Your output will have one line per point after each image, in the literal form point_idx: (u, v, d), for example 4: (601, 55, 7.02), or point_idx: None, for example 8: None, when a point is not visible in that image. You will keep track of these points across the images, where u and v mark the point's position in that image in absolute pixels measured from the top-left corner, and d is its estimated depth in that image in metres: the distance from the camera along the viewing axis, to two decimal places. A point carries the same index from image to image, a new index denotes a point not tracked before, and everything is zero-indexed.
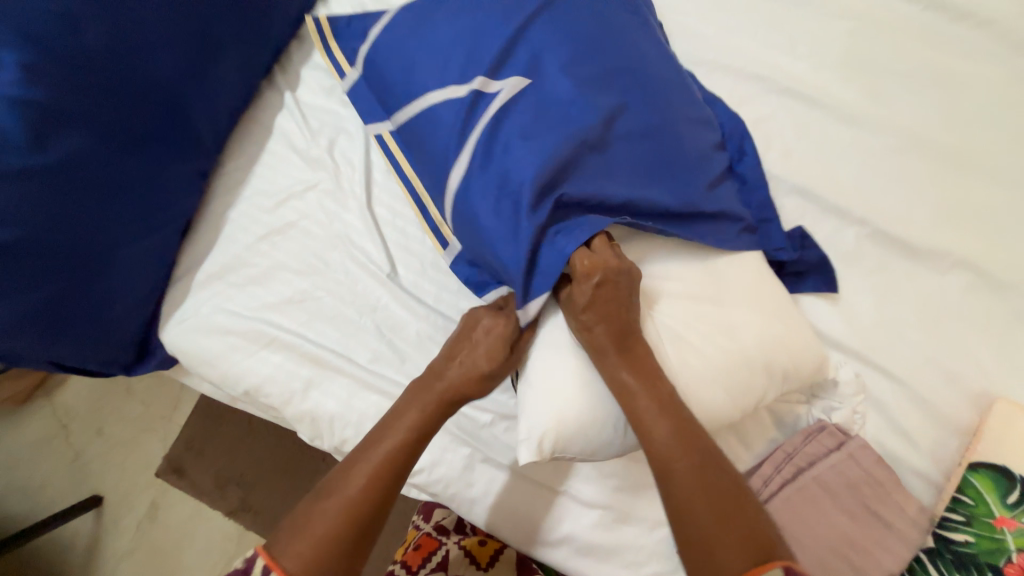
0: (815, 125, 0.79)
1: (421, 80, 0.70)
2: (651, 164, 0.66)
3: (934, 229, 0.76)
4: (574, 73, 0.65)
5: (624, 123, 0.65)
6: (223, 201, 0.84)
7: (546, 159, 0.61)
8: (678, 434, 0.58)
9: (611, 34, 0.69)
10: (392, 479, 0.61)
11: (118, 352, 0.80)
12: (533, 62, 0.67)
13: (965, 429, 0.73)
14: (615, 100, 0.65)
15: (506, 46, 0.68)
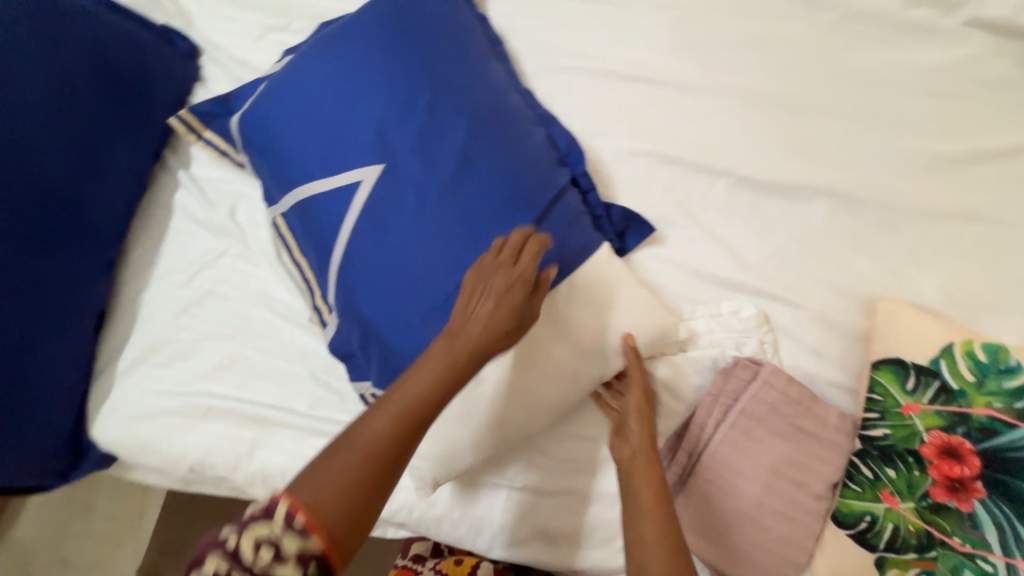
0: (665, 102, 0.88)
1: (293, 136, 0.74)
2: (486, 198, 0.69)
3: (787, 166, 0.86)
4: (395, 132, 0.70)
5: (447, 168, 0.69)
6: (136, 286, 0.85)
7: (380, 252, 0.68)
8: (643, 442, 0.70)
9: (447, 120, 0.71)
10: (411, 429, 0.54)
11: (51, 460, 0.78)
12: (358, 127, 0.71)
13: (862, 334, 0.80)
14: (436, 146, 0.70)
15: (338, 116, 0.72)
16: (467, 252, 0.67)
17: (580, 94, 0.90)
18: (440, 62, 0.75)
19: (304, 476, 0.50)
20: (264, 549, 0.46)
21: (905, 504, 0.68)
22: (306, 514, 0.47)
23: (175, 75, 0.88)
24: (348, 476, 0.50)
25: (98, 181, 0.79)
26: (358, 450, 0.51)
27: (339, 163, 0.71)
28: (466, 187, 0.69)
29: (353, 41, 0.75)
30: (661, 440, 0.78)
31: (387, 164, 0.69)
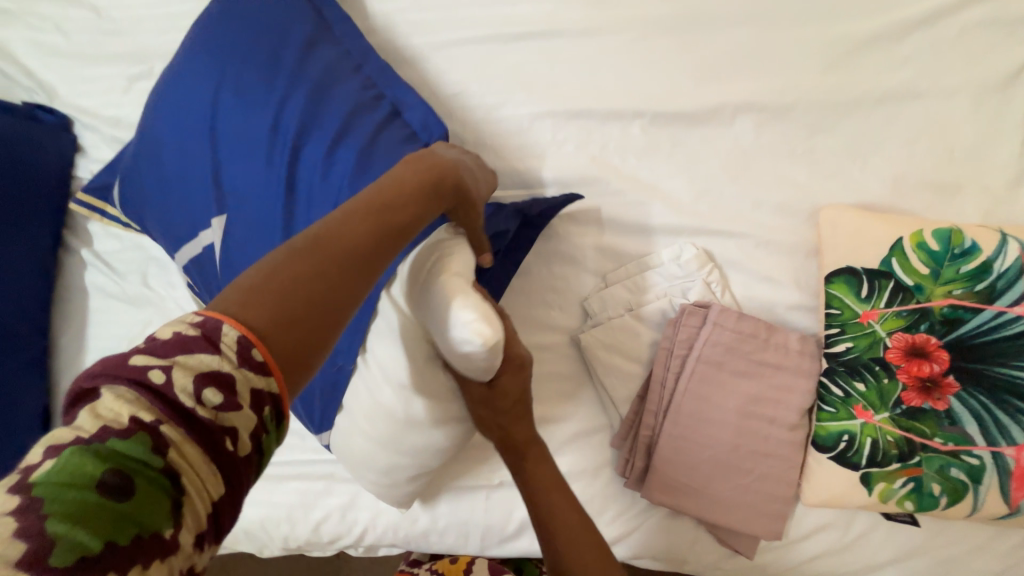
0: (559, 53, 0.82)
1: (159, 197, 0.72)
2: (319, 214, 0.65)
3: (700, 90, 0.79)
4: (223, 170, 0.68)
5: (275, 195, 0.66)
6: (72, 377, 0.83)
7: None
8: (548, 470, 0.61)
9: (274, 144, 0.66)
10: (380, 245, 0.46)
11: None
12: (191, 174, 0.69)
13: (812, 248, 0.76)
14: (261, 174, 0.66)
15: (173, 168, 0.70)
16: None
17: (468, 68, 0.83)
18: (256, 72, 0.68)
19: (247, 284, 0.38)
20: (211, 390, 0.34)
21: (880, 416, 0.65)
22: (251, 334, 0.36)
23: (52, 151, 0.83)
24: (319, 288, 0.40)
25: None
26: (313, 253, 0.42)
27: (189, 214, 0.70)
28: (307, 210, 0.65)
29: (176, 84, 0.71)
30: (625, 405, 0.75)
31: (229, 213, 0.67)
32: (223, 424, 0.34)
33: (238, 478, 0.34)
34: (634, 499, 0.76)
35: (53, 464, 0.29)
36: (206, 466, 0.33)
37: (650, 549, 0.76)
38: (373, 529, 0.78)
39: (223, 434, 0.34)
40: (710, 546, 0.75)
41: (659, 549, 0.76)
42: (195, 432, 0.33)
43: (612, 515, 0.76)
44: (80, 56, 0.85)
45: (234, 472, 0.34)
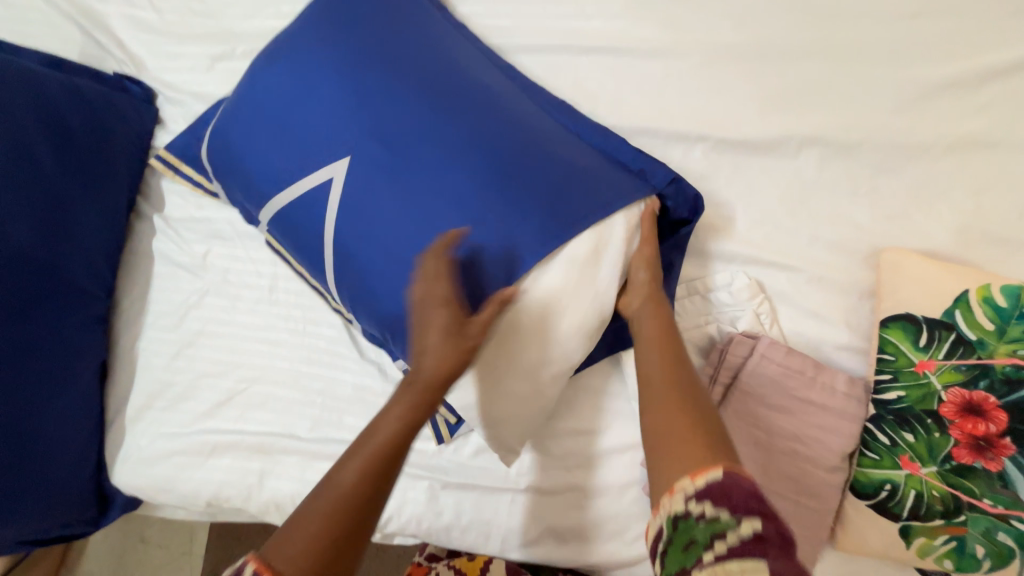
0: (626, 71, 0.82)
1: (266, 156, 0.72)
2: (466, 165, 0.66)
3: (766, 120, 0.79)
4: (358, 120, 0.68)
5: (416, 149, 0.67)
6: (130, 335, 0.87)
7: (367, 249, 0.67)
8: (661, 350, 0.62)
9: (424, 91, 0.69)
10: (382, 481, 0.55)
11: (78, 507, 0.83)
12: (316, 125, 0.70)
13: (869, 290, 0.75)
14: (403, 127, 0.67)
15: (294, 120, 0.71)
16: (452, 222, 0.64)
17: (536, 77, 0.85)
18: (391, 38, 0.72)
19: (297, 520, 0.52)
20: None
21: (927, 469, 0.64)
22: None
23: (134, 121, 0.87)
24: (350, 519, 0.52)
25: (68, 242, 0.79)
26: (337, 497, 0.53)
27: (310, 162, 0.69)
28: (438, 156, 0.66)
29: (296, 43, 0.73)
30: None
31: (367, 160, 0.67)
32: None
33: None
34: None
35: None
36: None
37: None
38: (397, 517, 0.80)
39: None
40: None
41: None
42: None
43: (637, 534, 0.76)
44: (168, 34, 0.90)
45: None
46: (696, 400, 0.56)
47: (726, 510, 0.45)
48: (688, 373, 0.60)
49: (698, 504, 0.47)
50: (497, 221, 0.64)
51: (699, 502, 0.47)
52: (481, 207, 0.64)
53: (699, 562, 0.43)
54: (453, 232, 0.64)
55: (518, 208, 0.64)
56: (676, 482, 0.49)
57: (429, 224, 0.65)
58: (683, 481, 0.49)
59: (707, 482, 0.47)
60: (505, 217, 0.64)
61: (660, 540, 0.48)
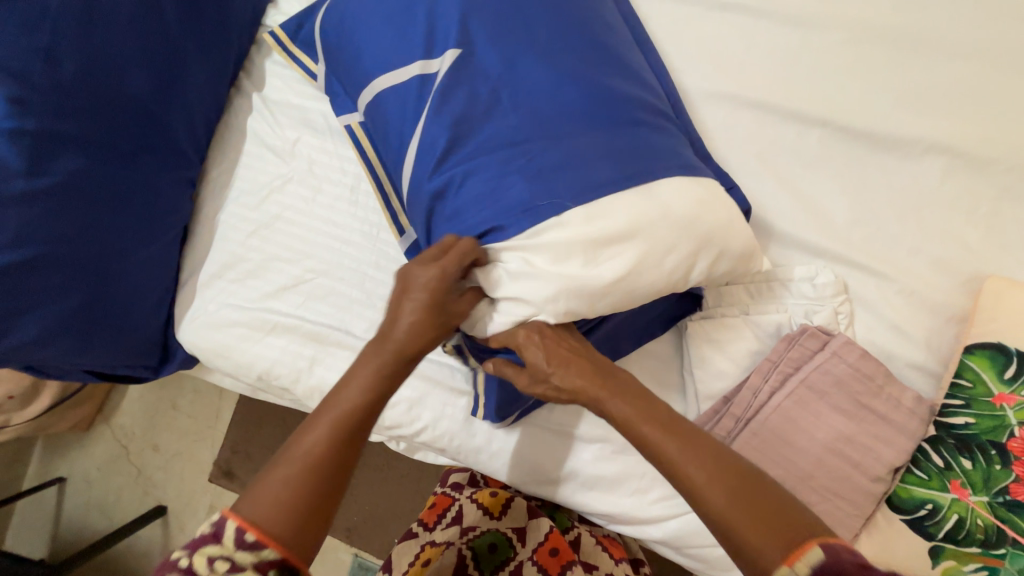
0: (760, 36, 0.78)
1: (382, 41, 0.71)
2: (577, 95, 0.64)
3: (898, 116, 0.74)
4: (483, 20, 0.67)
5: (532, 62, 0.65)
6: (212, 205, 0.90)
7: (448, 140, 0.64)
8: (699, 452, 0.54)
9: (557, 14, 0.68)
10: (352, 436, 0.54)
11: (144, 353, 0.89)
12: (439, 13, 0.68)
13: (959, 315, 0.72)
14: (525, 39, 0.66)
15: (416, 6, 0.69)
16: (540, 140, 0.62)
17: (664, 25, 0.80)
18: None
19: (293, 457, 0.52)
20: (220, 562, 0.46)
21: (977, 498, 0.63)
22: (252, 525, 0.48)
23: None
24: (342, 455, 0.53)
25: (175, 99, 0.81)
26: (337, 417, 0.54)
27: (419, 51, 0.68)
28: (548, 69, 0.65)
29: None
30: (708, 402, 0.75)
31: (477, 60, 0.66)
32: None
33: None
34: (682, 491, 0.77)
35: None
36: None
37: (682, 542, 0.78)
38: (431, 430, 0.83)
39: None
40: None
41: (690, 544, 0.78)
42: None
43: (658, 497, 0.77)
44: None
45: None
46: (728, 471, 0.52)
47: None
48: (692, 437, 0.55)
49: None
50: (583, 152, 0.62)
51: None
52: (568, 134, 0.62)
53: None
54: (535, 148, 0.62)
55: (605, 154, 0.62)
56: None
57: (520, 133, 0.63)
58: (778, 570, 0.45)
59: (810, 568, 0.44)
60: (599, 152, 0.62)
61: None
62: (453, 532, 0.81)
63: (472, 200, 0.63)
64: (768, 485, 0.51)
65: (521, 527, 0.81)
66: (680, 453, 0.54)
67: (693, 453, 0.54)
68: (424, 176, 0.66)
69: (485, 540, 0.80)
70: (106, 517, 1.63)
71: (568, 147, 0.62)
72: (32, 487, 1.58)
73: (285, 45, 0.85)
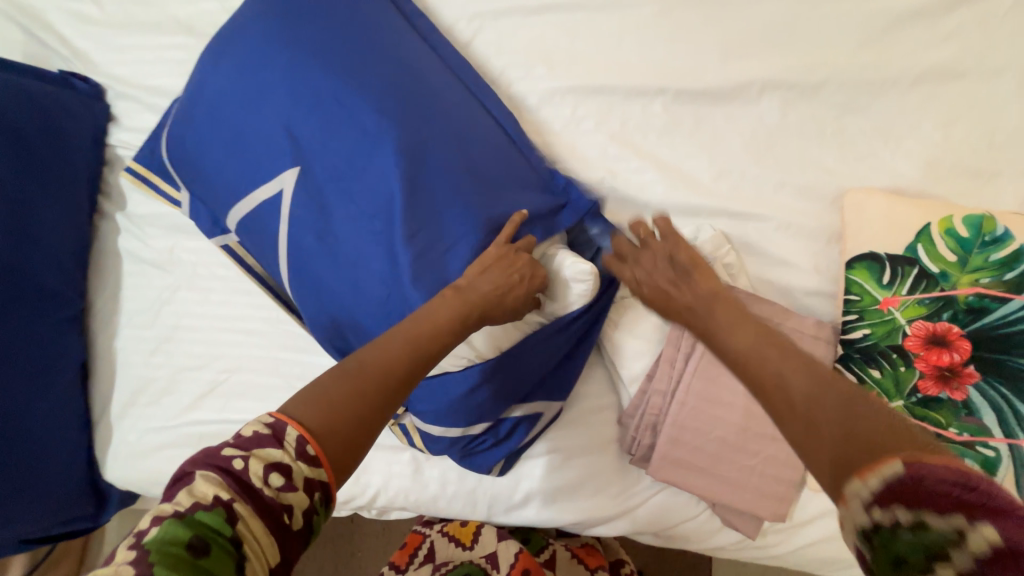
0: (581, 27, 0.80)
1: (218, 151, 0.72)
2: (422, 172, 0.66)
3: (725, 66, 0.77)
4: (310, 124, 0.68)
5: (368, 152, 0.66)
6: (107, 335, 0.88)
7: (323, 256, 0.67)
8: (790, 359, 0.45)
9: (376, 91, 0.68)
10: (421, 366, 0.53)
11: (76, 505, 0.85)
12: (266, 127, 0.69)
13: (835, 233, 0.74)
14: (354, 129, 0.67)
15: (240, 124, 0.70)
16: (400, 229, 0.64)
17: (490, 43, 0.82)
18: (343, 32, 0.71)
19: (356, 370, 0.48)
20: (275, 474, 0.42)
21: (894, 404, 0.65)
22: (310, 439, 0.44)
23: (85, 119, 0.85)
24: (406, 387, 0.51)
25: (32, 244, 0.79)
26: (409, 339, 0.53)
27: (257, 170, 0.69)
28: (385, 153, 0.66)
29: (241, 35, 0.72)
30: (635, 384, 0.75)
31: (315, 166, 0.67)
32: (284, 505, 0.42)
33: (290, 549, 0.43)
34: (639, 477, 0.77)
35: (155, 532, 0.39)
36: (266, 534, 0.42)
37: (657, 526, 0.78)
38: (386, 492, 0.82)
39: (284, 507, 0.42)
40: (714, 523, 0.77)
41: (662, 526, 0.78)
42: (260, 508, 0.42)
43: (621, 489, 0.77)
44: (110, 27, 0.88)
45: (291, 546, 0.43)
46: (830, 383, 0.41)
47: (939, 519, 0.32)
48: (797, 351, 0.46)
49: (887, 509, 0.34)
50: (432, 232, 0.65)
51: (855, 488, 0.36)
52: (426, 216, 0.65)
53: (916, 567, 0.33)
54: (393, 241, 0.65)
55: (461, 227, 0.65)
56: (843, 490, 0.36)
57: (385, 228, 0.65)
58: (851, 485, 0.36)
59: (883, 480, 0.35)
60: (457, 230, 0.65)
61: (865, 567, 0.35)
62: (427, 569, 0.79)
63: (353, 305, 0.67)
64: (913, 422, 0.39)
65: (493, 552, 0.78)
66: (781, 359, 0.45)
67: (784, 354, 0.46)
68: (315, 290, 0.69)
69: (458, 572, 0.77)
70: None
71: (420, 228, 0.64)
72: None
73: (142, 176, 0.83)
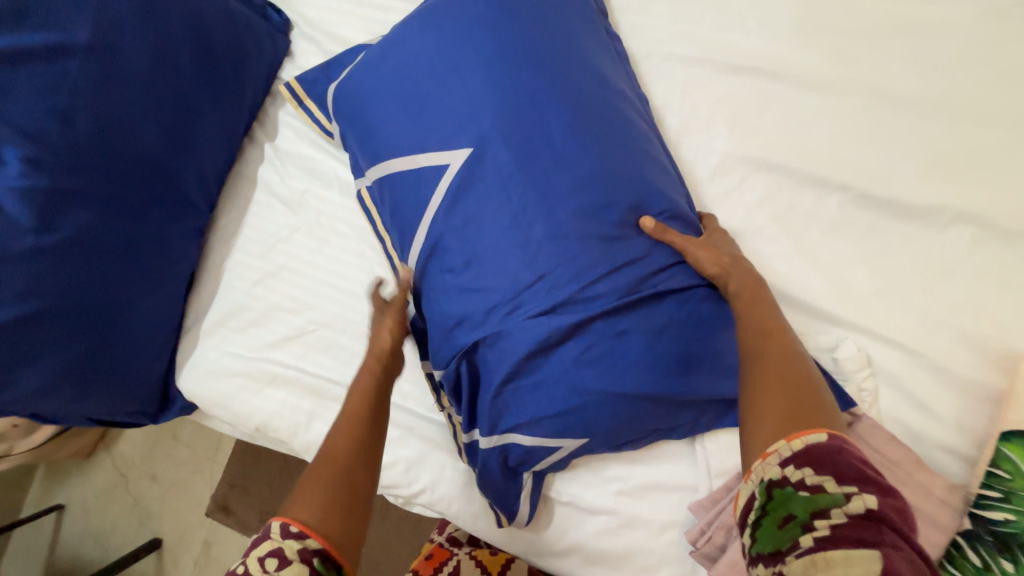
0: (773, 99, 0.76)
1: (392, 119, 0.72)
2: (590, 210, 0.65)
3: (919, 183, 0.71)
4: (498, 118, 0.67)
5: (546, 168, 0.65)
6: (220, 252, 0.91)
7: (461, 251, 0.67)
8: (781, 344, 0.56)
9: (572, 112, 0.67)
10: (362, 430, 0.60)
11: (143, 401, 0.87)
12: (452, 105, 0.68)
13: (991, 394, 0.67)
14: (538, 140, 0.66)
15: (426, 95, 0.70)
16: (549, 258, 0.64)
17: (673, 87, 0.80)
18: (560, 43, 0.71)
19: (316, 459, 0.56)
20: (270, 559, 0.49)
21: None
22: (310, 529, 0.50)
23: (268, 50, 0.88)
24: (354, 456, 0.57)
25: (189, 151, 0.82)
26: (353, 414, 0.61)
27: (426, 143, 0.69)
28: (561, 178, 0.65)
29: (457, 12, 0.72)
30: (721, 477, 0.71)
31: (486, 160, 0.66)
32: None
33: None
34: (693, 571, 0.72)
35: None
36: None
37: None
38: (430, 493, 0.80)
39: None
40: None
41: None
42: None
43: None
44: None
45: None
46: (798, 362, 0.54)
47: (833, 481, 0.43)
48: (789, 340, 0.57)
49: (795, 468, 0.45)
50: (593, 269, 0.64)
51: (798, 468, 0.44)
52: (579, 255, 0.64)
53: (794, 544, 0.42)
54: (541, 267, 0.64)
55: (610, 278, 0.64)
56: (770, 444, 0.47)
57: (540, 252, 0.64)
58: (777, 444, 0.47)
59: (804, 446, 0.45)
60: (607, 281, 0.64)
61: (755, 506, 0.46)
62: None
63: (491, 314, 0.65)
64: (827, 400, 0.51)
65: None
66: (776, 348, 0.55)
67: (780, 338, 0.57)
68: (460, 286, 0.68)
69: None
70: (102, 548, 1.59)
71: (581, 265, 0.64)
72: (31, 515, 1.56)
73: (298, 98, 0.86)
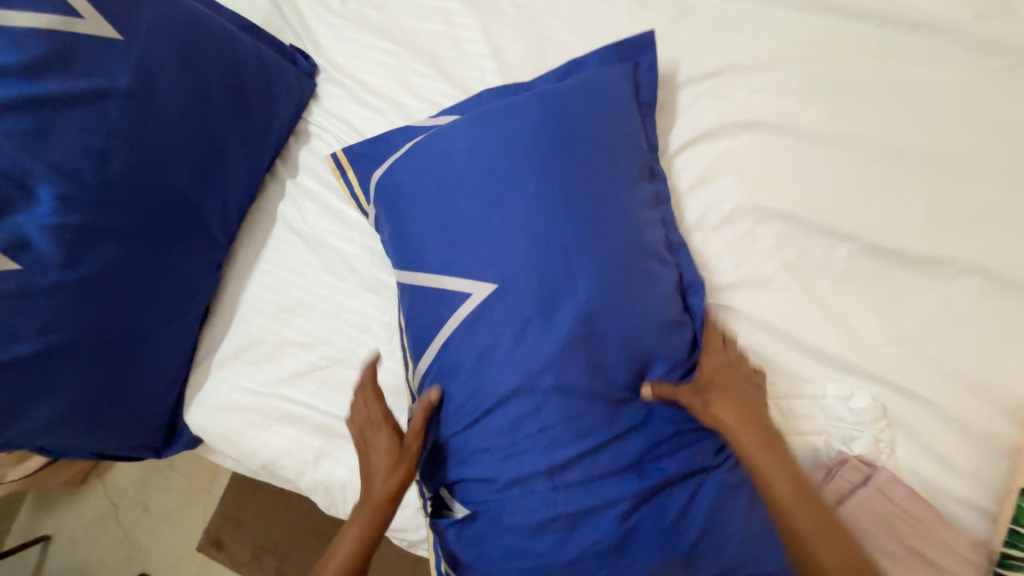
0: (782, 152, 0.79)
1: (421, 174, 0.76)
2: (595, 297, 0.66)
3: (928, 236, 0.73)
4: (510, 201, 0.69)
5: (553, 253, 0.67)
6: (237, 286, 0.92)
7: (469, 330, 0.69)
8: (796, 491, 0.56)
9: (583, 192, 0.69)
10: None
11: (150, 435, 0.86)
12: (470, 179, 0.72)
13: (1009, 448, 0.67)
14: (544, 226, 0.68)
15: (451, 165, 0.74)
16: (553, 344, 0.65)
17: (686, 138, 0.83)
18: (582, 119, 0.74)
19: None
20: None
21: None
22: None
23: (295, 93, 0.92)
24: None
25: (214, 189, 0.84)
26: (334, 564, 0.63)
27: (444, 210, 0.72)
28: (567, 262, 0.67)
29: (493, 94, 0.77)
30: None
31: (495, 243, 0.69)
32: None
33: None
34: None
35: None
36: None
37: None
38: None
39: None
40: None
41: None
42: None
43: None
44: (346, 21, 0.96)
45: None
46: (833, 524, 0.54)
47: None
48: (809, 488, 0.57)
49: None
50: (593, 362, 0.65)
51: None
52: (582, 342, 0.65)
53: None
54: (544, 355, 0.65)
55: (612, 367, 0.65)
56: None
57: (543, 340, 0.65)
58: None
59: None
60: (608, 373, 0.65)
61: None
62: None
63: (498, 410, 0.67)
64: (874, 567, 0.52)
65: None
66: (805, 512, 0.54)
67: (796, 485, 0.56)
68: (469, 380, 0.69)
69: None
70: None
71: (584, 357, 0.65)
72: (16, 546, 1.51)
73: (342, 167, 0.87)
